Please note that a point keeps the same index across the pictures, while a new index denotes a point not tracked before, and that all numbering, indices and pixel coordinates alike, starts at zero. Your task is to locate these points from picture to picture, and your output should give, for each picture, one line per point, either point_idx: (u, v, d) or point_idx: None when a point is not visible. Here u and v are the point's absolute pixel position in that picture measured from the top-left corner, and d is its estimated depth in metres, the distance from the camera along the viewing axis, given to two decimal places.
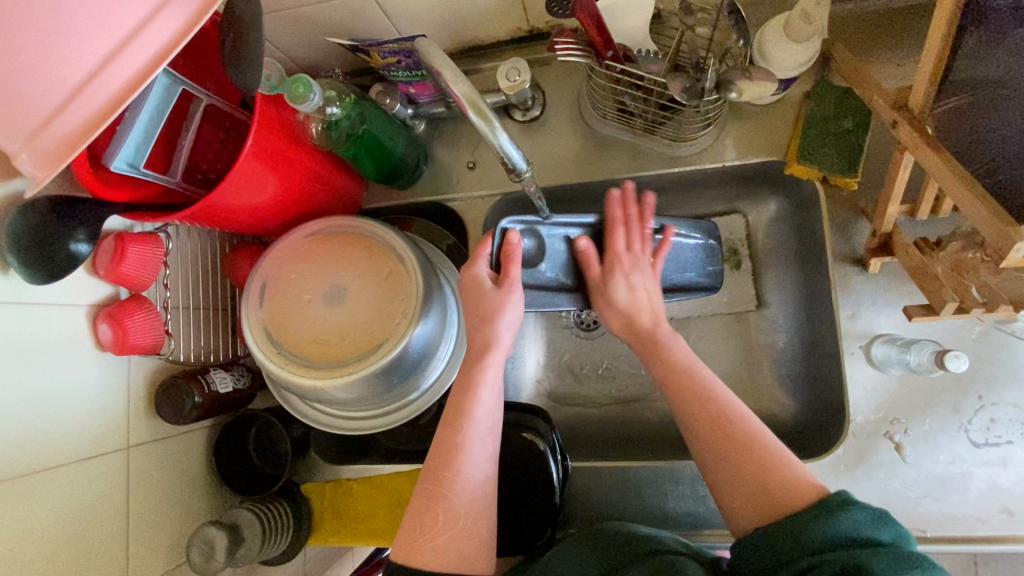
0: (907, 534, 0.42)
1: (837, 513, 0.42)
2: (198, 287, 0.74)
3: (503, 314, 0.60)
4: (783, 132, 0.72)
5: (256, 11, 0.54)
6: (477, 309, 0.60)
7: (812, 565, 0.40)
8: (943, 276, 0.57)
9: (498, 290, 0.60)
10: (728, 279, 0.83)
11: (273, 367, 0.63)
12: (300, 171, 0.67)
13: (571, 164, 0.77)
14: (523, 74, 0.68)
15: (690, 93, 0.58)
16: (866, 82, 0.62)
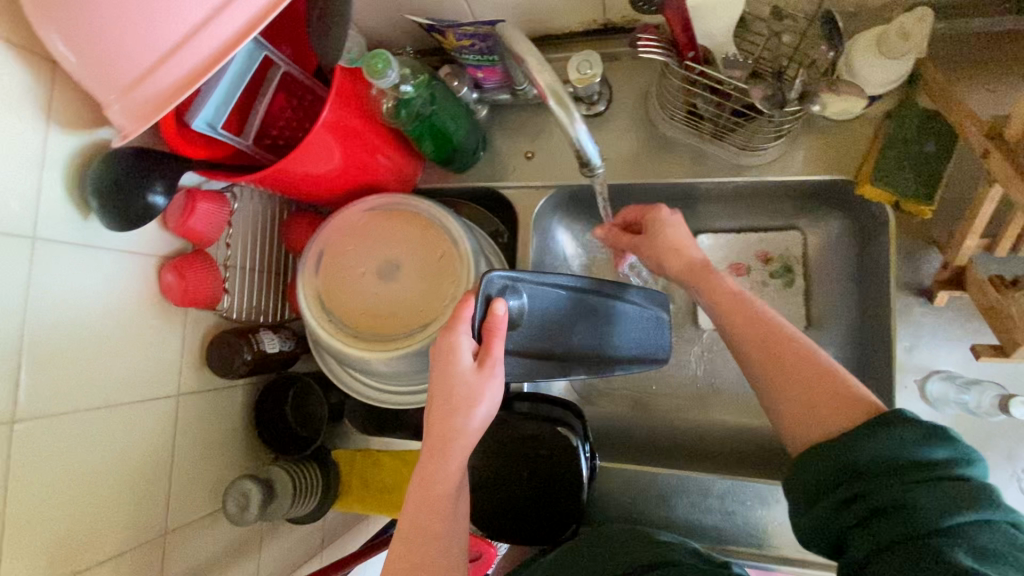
0: (972, 456, 0.41)
1: (894, 428, 0.42)
2: (256, 249, 0.76)
3: (479, 398, 0.49)
4: (857, 151, 0.70)
5: None
6: (450, 391, 0.49)
7: (857, 493, 0.42)
8: (1019, 318, 0.54)
9: (483, 382, 0.49)
10: (777, 297, 0.82)
11: (324, 334, 0.64)
12: (365, 145, 0.68)
13: (632, 162, 0.76)
14: (594, 66, 0.68)
15: (773, 101, 0.57)
16: (958, 107, 0.59)
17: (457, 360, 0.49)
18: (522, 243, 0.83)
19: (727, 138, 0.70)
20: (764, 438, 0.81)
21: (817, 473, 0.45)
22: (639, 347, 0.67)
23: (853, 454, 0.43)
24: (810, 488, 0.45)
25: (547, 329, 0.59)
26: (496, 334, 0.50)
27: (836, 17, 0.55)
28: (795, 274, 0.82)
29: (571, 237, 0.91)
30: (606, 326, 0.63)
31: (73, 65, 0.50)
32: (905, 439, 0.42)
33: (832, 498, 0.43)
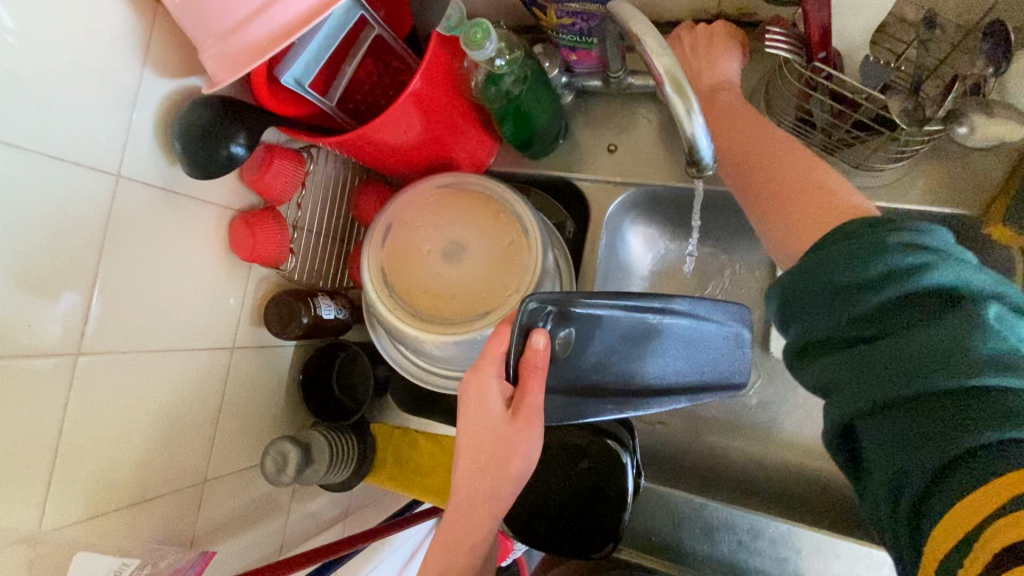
0: (925, 228, 0.39)
1: (828, 251, 0.41)
2: (324, 213, 0.76)
3: (519, 450, 0.49)
4: (989, 185, 0.62)
5: None
6: (486, 446, 0.49)
7: (822, 339, 0.41)
8: None
9: (514, 432, 0.48)
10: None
11: (382, 309, 0.63)
12: (447, 119, 0.65)
13: (723, 169, 0.71)
14: (705, 57, 0.62)
15: (910, 118, 0.51)
16: None
17: (490, 402, 0.49)
18: (591, 241, 0.79)
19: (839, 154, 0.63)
20: (826, 483, 0.75)
21: (805, 298, 0.42)
22: (707, 370, 0.60)
23: (837, 275, 0.40)
24: (803, 311, 0.42)
25: (602, 354, 0.54)
26: (533, 379, 0.48)
27: (1005, 24, 0.47)
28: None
29: (642, 241, 0.86)
30: (677, 349, 0.57)
31: (178, 10, 0.50)
32: (890, 254, 0.38)
33: (826, 335, 0.41)
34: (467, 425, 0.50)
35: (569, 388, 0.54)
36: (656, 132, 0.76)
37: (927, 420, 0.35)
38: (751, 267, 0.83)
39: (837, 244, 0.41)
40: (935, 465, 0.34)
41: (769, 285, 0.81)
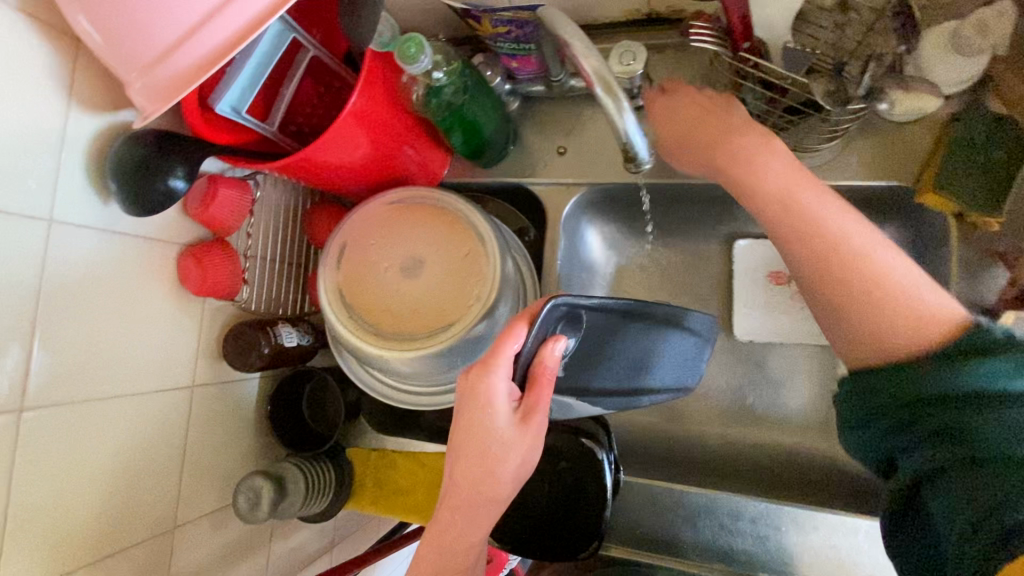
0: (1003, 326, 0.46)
1: (911, 377, 0.46)
2: (278, 239, 0.74)
3: (521, 457, 0.48)
4: (918, 157, 0.65)
5: None
6: (490, 457, 0.47)
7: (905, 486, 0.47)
8: None
9: (523, 431, 0.47)
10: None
11: (344, 331, 0.62)
12: (392, 135, 0.65)
13: (670, 163, 0.74)
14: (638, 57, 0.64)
15: (834, 97, 0.53)
16: None
17: (500, 414, 0.47)
18: (550, 244, 0.79)
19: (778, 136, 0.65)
20: (800, 458, 0.76)
21: (872, 404, 0.49)
22: (668, 377, 0.64)
23: (887, 394, 0.48)
24: (865, 418, 0.50)
25: (591, 355, 0.56)
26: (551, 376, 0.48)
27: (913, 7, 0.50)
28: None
29: (601, 240, 0.87)
30: (649, 352, 0.61)
31: (97, 43, 0.48)
32: (949, 373, 0.44)
33: (880, 414, 0.49)
34: (468, 419, 0.47)
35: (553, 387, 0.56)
36: (603, 133, 0.78)
37: (987, 484, 0.41)
38: (708, 255, 0.85)
39: (919, 376, 0.46)
40: (987, 506, 0.40)
41: (727, 271, 0.83)
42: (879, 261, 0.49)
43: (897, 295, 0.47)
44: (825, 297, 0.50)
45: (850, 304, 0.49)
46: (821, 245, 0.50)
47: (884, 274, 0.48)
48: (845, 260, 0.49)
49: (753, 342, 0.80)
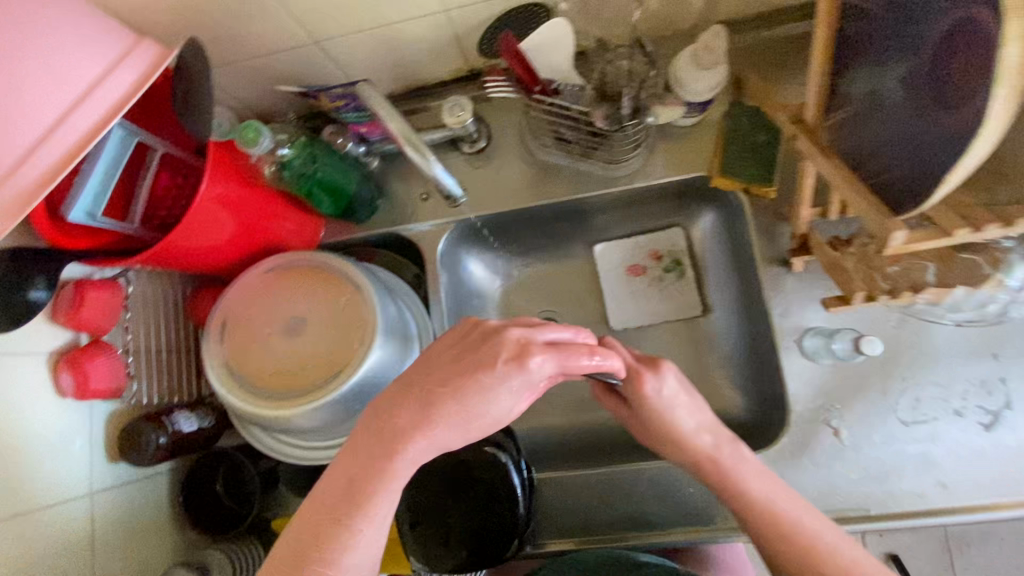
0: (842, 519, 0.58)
1: None
2: (161, 329, 0.76)
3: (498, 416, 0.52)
4: (707, 151, 0.80)
5: (203, 63, 0.56)
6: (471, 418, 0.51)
7: None
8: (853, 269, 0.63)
9: (518, 401, 0.52)
10: (674, 290, 0.91)
11: (236, 401, 0.64)
12: (255, 211, 0.70)
13: (520, 194, 0.85)
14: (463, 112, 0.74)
15: (612, 120, 0.66)
16: (771, 101, 0.68)
17: (501, 399, 0.51)
18: (431, 281, 0.86)
19: (595, 154, 0.80)
20: None
21: None
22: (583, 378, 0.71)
23: None
24: None
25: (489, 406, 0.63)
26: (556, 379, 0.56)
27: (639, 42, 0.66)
28: (684, 265, 0.92)
29: (483, 268, 0.95)
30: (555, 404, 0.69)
31: None
32: None
33: None
34: (460, 375, 0.50)
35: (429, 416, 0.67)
36: (457, 176, 0.87)
37: None
38: (576, 262, 0.95)
39: None
40: None
41: (595, 274, 0.94)
42: (820, 550, 0.55)
43: (826, 545, 0.56)
44: (774, 547, 0.58)
45: (782, 522, 0.57)
46: (703, 459, 0.62)
47: (772, 508, 0.58)
48: (726, 477, 0.60)
49: (628, 329, 0.92)
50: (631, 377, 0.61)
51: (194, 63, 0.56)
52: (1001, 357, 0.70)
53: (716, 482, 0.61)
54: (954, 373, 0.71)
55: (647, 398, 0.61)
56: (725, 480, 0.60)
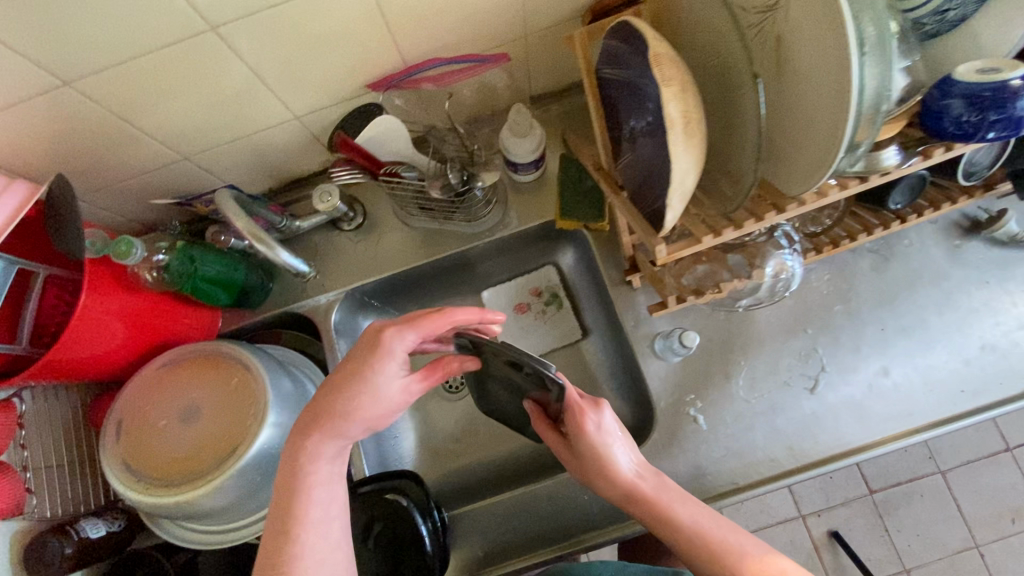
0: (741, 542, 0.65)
1: None
2: (61, 442, 0.77)
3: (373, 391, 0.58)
4: (551, 198, 0.93)
5: (69, 191, 0.63)
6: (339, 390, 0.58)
7: None
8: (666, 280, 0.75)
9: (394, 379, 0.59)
10: (555, 320, 1.03)
11: (135, 494, 0.69)
12: (142, 313, 0.76)
13: (400, 258, 0.95)
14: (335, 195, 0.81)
15: (447, 189, 0.78)
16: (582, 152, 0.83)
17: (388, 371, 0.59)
18: (327, 350, 0.93)
19: (455, 216, 0.90)
20: None
21: None
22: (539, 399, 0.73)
23: None
24: None
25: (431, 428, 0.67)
26: (442, 372, 0.63)
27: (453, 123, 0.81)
28: (560, 297, 1.03)
29: None
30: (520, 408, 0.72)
31: None
32: None
33: None
34: (346, 362, 0.59)
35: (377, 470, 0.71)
36: (341, 251, 0.97)
37: None
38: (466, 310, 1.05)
39: None
40: None
41: None
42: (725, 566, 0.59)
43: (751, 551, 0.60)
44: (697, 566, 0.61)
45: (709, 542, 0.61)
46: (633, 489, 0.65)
47: (696, 530, 0.62)
48: (663, 513, 0.63)
49: None
50: (574, 412, 0.64)
51: (61, 194, 0.64)
52: (810, 329, 0.84)
53: (637, 507, 0.65)
54: (777, 349, 0.84)
55: (589, 434, 0.65)
56: (663, 515, 0.63)
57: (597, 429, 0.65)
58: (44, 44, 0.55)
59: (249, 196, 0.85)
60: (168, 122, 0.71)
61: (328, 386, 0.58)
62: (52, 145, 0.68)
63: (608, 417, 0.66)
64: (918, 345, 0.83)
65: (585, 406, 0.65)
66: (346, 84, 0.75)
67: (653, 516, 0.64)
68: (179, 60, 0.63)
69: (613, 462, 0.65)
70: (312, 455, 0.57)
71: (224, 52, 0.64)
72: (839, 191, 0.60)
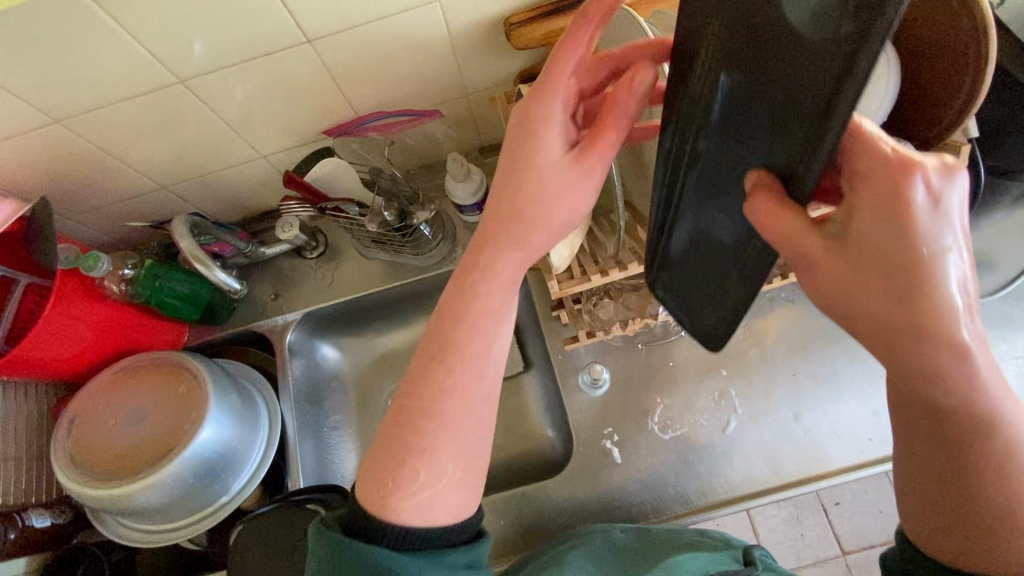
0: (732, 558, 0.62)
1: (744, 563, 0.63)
2: (23, 435, 0.84)
3: (547, 187, 0.50)
4: None
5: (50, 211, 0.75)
6: (518, 158, 0.51)
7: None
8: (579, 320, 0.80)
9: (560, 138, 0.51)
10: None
11: (75, 486, 0.76)
12: (106, 322, 0.85)
13: (354, 285, 1.03)
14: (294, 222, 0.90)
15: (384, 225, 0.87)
16: None
17: (551, 142, 0.51)
18: (279, 367, 1.00)
19: (403, 251, 0.96)
20: (516, 465, 0.98)
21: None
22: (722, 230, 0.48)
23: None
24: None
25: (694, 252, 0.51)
26: (634, 99, 0.49)
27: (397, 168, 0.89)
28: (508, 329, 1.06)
29: (337, 353, 1.10)
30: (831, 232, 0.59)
31: None
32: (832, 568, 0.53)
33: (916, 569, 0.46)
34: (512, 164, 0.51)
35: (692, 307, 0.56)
36: (303, 277, 1.05)
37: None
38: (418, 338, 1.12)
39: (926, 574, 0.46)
40: None
41: None
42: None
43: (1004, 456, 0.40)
44: (955, 443, 0.41)
45: (970, 420, 0.39)
46: (948, 334, 0.35)
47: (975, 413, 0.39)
48: (963, 379, 0.37)
49: None
50: (888, 170, 0.35)
51: (43, 214, 0.76)
52: (725, 370, 0.88)
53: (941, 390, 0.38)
54: (693, 388, 0.88)
55: (914, 222, 0.35)
56: (954, 381, 0.37)
57: (961, 238, 0.35)
58: (43, 90, 0.67)
59: (214, 224, 0.93)
60: (148, 157, 0.82)
61: (501, 180, 0.52)
62: (48, 171, 0.79)
63: (960, 195, 0.35)
64: (831, 392, 0.85)
65: (918, 159, 0.35)
66: (306, 130, 0.85)
67: (907, 386, 0.40)
68: (155, 108, 0.74)
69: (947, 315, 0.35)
70: (466, 314, 0.52)
71: (195, 100, 0.75)
72: None
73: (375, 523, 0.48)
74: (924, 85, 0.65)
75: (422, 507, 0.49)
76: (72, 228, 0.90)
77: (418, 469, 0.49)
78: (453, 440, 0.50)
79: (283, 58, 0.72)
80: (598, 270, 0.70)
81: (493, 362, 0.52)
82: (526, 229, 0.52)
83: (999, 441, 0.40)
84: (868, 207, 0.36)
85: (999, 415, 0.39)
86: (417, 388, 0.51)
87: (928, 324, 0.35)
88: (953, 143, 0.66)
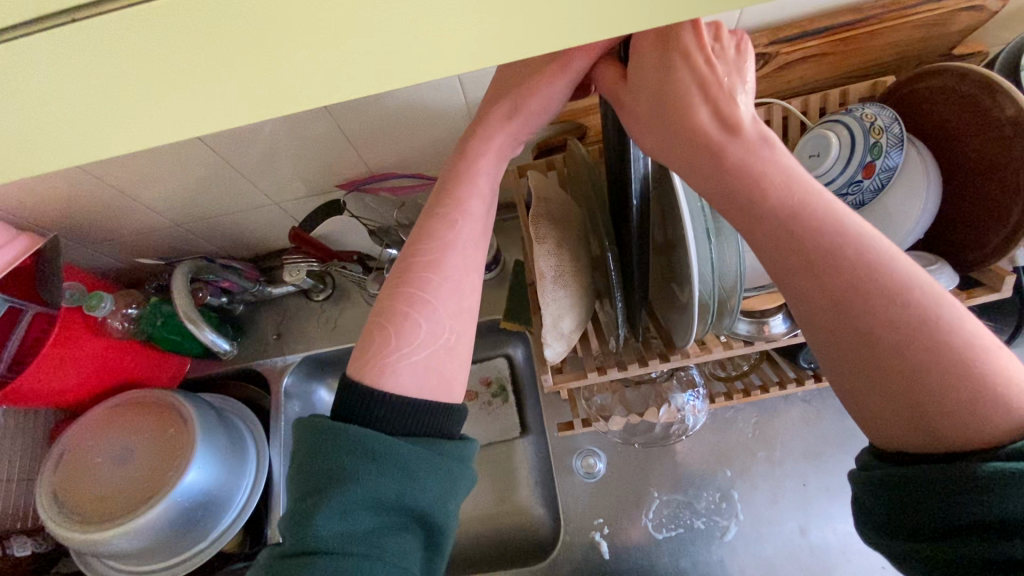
0: None
1: None
2: (16, 459, 0.85)
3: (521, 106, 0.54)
4: (501, 298, 0.97)
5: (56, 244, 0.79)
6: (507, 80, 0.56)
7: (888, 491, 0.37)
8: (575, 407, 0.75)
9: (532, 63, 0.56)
10: (498, 413, 1.01)
11: (52, 526, 0.77)
12: (106, 357, 0.86)
13: (355, 329, 1.01)
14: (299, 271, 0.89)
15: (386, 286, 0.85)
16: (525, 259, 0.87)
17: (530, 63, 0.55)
18: (273, 408, 0.99)
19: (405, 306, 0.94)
20: (501, 539, 0.93)
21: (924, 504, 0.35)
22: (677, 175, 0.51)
23: (934, 508, 0.34)
24: (919, 503, 0.35)
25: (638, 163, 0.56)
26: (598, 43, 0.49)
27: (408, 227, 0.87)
28: (508, 391, 1.02)
29: (335, 396, 1.09)
30: None
31: None
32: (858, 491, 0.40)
33: (929, 507, 0.35)
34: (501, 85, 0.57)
35: (704, 317, 0.57)
36: (307, 319, 1.04)
37: (927, 506, 0.35)
38: None
39: (926, 499, 0.35)
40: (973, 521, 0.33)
41: None
42: (923, 296, 0.36)
43: (858, 273, 0.37)
44: (794, 276, 0.39)
45: (794, 235, 0.39)
46: (700, 126, 0.43)
47: (801, 232, 0.39)
48: (743, 171, 0.41)
49: None
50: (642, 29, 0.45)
51: (50, 251, 0.79)
52: (728, 470, 0.83)
53: (742, 218, 0.42)
54: (693, 486, 0.83)
55: (650, 46, 0.45)
56: (739, 176, 0.41)
57: (705, 53, 0.43)
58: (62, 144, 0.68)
59: (222, 263, 0.93)
60: (162, 199, 0.83)
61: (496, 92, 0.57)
62: (67, 209, 0.80)
63: (696, 30, 0.43)
64: (843, 509, 0.79)
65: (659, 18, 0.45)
66: (320, 182, 0.85)
67: (737, 214, 0.42)
68: (170, 159, 0.75)
69: (710, 134, 0.42)
70: (464, 197, 0.55)
71: (211, 155, 0.75)
72: (722, 351, 0.63)
73: (381, 397, 0.49)
74: (969, 203, 0.60)
75: (417, 368, 0.51)
76: (89, 256, 0.92)
77: (391, 324, 0.51)
78: (447, 299, 0.53)
79: (300, 122, 0.72)
80: (596, 366, 0.66)
81: (482, 228, 0.56)
82: (485, 144, 0.56)
83: (847, 252, 0.37)
84: (637, 72, 0.46)
85: (808, 214, 0.39)
86: (420, 241, 0.54)
87: (693, 131, 0.43)
88: (995, 270, 0.59)
